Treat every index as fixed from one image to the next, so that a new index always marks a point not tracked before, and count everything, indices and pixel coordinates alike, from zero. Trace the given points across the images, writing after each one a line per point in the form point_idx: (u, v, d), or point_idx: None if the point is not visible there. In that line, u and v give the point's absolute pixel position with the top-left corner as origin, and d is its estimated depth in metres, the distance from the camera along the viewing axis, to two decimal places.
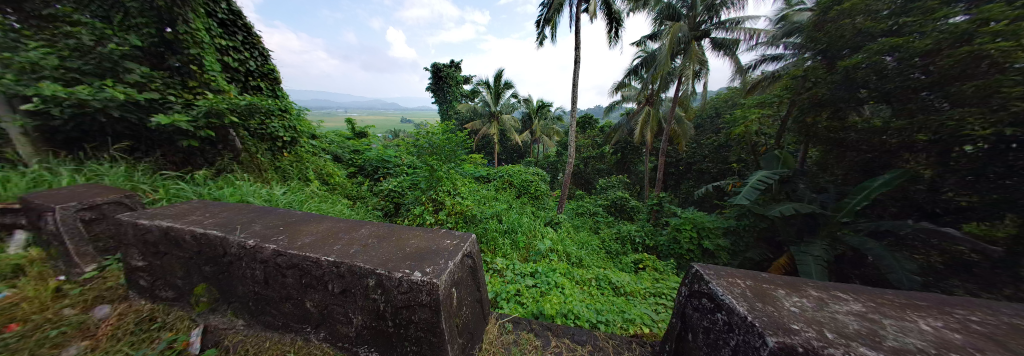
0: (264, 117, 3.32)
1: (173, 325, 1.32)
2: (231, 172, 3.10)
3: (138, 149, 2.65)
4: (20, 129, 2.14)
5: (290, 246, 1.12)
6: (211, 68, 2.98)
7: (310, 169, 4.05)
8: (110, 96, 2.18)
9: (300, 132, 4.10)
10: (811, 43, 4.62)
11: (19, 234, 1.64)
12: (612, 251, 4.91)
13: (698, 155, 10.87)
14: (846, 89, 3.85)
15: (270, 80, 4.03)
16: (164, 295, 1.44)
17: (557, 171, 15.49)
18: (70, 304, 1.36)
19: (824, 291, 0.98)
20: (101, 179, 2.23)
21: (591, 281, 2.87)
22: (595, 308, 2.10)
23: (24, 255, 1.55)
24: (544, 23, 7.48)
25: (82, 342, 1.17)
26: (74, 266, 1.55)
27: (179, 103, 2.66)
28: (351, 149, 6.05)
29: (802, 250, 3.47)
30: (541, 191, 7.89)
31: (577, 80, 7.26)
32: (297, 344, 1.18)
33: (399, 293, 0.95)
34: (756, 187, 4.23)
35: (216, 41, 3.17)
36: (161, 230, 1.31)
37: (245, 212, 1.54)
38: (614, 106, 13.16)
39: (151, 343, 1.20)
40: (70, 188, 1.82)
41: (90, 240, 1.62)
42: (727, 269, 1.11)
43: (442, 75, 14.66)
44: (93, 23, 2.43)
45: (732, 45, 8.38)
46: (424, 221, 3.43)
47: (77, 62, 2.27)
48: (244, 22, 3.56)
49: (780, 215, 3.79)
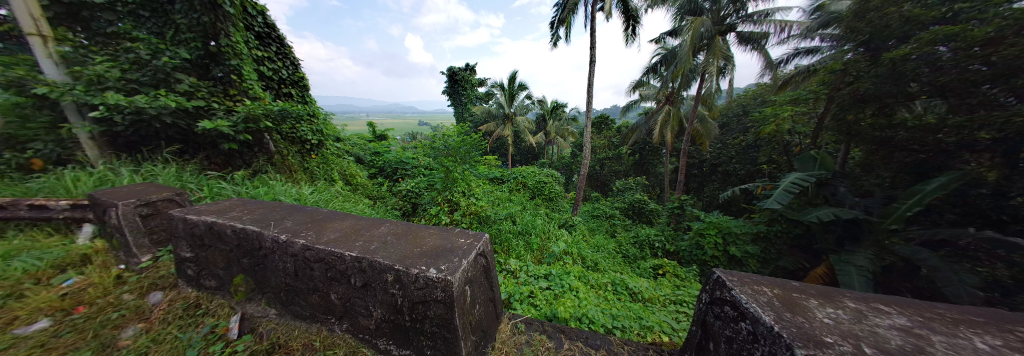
0: (295, 122, 3.56)
1: (216, 311, 1.46)
2: (266, 173, 3.36)
3: (186, 152, 2.95)
4: (88, 134, 2.50)
5: (318, 241, 1.20)
6: (248, 76, 3.21)
7: (335, 170, 4.32)
8: (164, 105, 2.44)
9: (326, 136, 4.35)
10: (850, 33, 4.02)
11: (87, 227, 1.90)
12: (630, 255, 4.77)
13: (723, 156, 10.27)
14: (892, 83, 3.34)
15: (300, 87, 4.35)
16: (208, 284, 1.57)
17: (573, 172, 15.34)
18: (129, 290, 1.56)
19: (863, 303, 0.90)
20: (156, 179, 2.49)
21: (606, 286, 2.80)
22: (610, 313, 2.05)
23: (90, 246, 1.79)
24: (559, 24, 7.45)
25: (138, 324, 1.35)
26: (134, 255, 1.74)
27: (221, 109, 2.91)
28: (372, 151, 6.37)
29: (843, 260, 3.10)
30: (555, 192, 7.84)
31: (592, 80, 7.12)
32: (322, 334, 1.26)
33: (416, 288, 0.98)
34: (790, 189, 3.81)
35: (253, 52, 3.44)
36: (207, 225, 1.45)
37: (278, 209, 1.66)
38: (632, 105, 12.72)
39: (197, 327, 1.35)
40: (129, 187, 2.04)
41: (146, 233, 1.82)
42: (753, 275, 1.06)
43: (458, 78, 14.96)
44: (150, 39, 2.73)
45: (760, 39, 7.89)
46: (439, 221, 3.55)
47: (136, 74, 2.60)
48: (277, 34, 3.84)
49: (815, 221, 3.42)
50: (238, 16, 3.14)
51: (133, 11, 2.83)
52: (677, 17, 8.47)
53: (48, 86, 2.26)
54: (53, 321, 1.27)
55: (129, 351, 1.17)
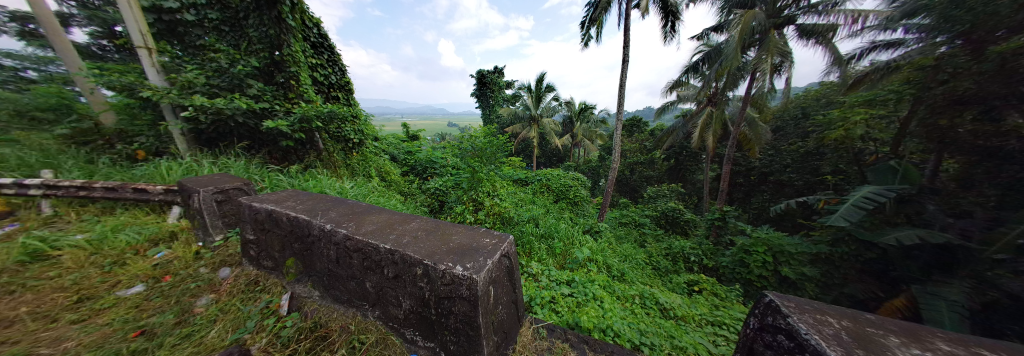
0: (340, 123, 3.90)
1: (271, 288, 1.65)
2: (315, 168, 3.73)
3: (252, 147, 3.41)
4: (180, 130, 3.02)
5: (357, 232, 1.30)
6: (304, 81, 3.57)
7: (372, 167, 4.66)
8: (237, 106, 2.85)
9: (365, 135, 4.70)
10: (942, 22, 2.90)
11: (175, 209, 2.28)
12: (661, 268, 4.46)
13: (776, 164, 9.12)
14: (999, 83, 2.44)
15: (346, 90, 4.81)
16: (265, 264, 1.77)
17: (601, 176, 14.83)
18: (205, 264, 1.86)
19: (963, 348, 0.73)
20: (228, 170, 2.90)
21: (633, 298, 2.65)
22: (638, 328, 1.93)
23: (177, 225, 2.17)
24: (590, 24, 7.29)
25: (209, 294, 1.60)
26: (210, 235, 2.05)
27: (281, 110, 3.30)
28: (405, 150, 6.76)
29: (930, 292, 2.49)
30: (581, 197, 7.64)
31: (624, 80, 6.81)
32: (356, 318, 1.36)
33: (442, 284, 1.02)
34: (860, 204, 3.23)
35: (310, 60, 3.85)
36: (267, 212, 1.65)
37: (325, 201, 1.83)
38: (668, 107, 11.92)
39: (256, 302, 1.55)
40: (207, 176, 2.37)
41: (220, 216, 2.11)
42: (815, 303, 0.93)
43: (486, 81, 15.23)
44: (229, 50, 3.20)
45: (826, 32, 6.93)
46: (464, 219, 3.64)
47: (217, 80, 3.06)
48: (328, 44, 4.28)
49: (891, 243, 2.87)
50: (298, 28, 3.53)
51: (216, 26, 3.39)
52: (724, 11, 7.78)
53: (151, 90, 2.76)
54: (147, 287, 1.61)
55: (201, 318, 1.39)
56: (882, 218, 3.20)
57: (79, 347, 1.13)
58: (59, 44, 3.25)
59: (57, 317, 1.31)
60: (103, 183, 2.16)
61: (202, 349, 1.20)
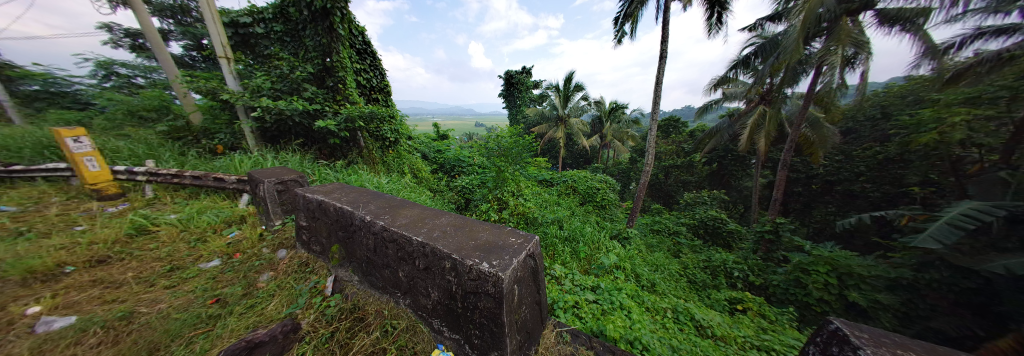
0: (379, 122, 4.20)
1: (319, 270, 1.84)
2: (356, 164, 4.07)
3: (306, 143, 3.83)
4: (251, 128, 3.49)
5: (393, 224, 1.39)
6: (350, 85, 3.91)
7: (405, 164, 4.93)
8: (294, 107, 3.23)
9: (400, 134, 4.99)
10: None
11: (245, 196, 2.64)
12: (698, 281, 4.10)
13: (847, 171, 7.85)
14: None
15: (384, 91, 5.15)
16: (313, 248, 1.97)
17: (631, 179, 14.06)
18: (267, 245, 2.13)
19: None
20: (286, 163, 3.29)
21: (665, 311, 2.49)
22: (669, 344, 1.80)
23: (247, 209, 2.51)
24: (624, 19, 6.96)
25: (269, 271, 1.83)
26: (271, 219, 2.34)
27: (330, 111, 3.64)
28: (435, 149, 7.05)
29: None
30: (609, 200, 7.33)
31: (661, 78, 6.38)
32: (389, 305, 1.46)
33: (469, 279, 1.05)
34: (955, 222, 2.66)
35: (355, 65, 4.20)
36: (318, 202, 1.83)
37: (365, 194, 1.98)
38: (712, 106, 10.92)
39: (306, 281, 1.74)
40: (271, 169, 2.70)
41: (278, 204, 2.39)
42: (893, 335, 0.79)
43: (514, 81, 15.32)
44: (290, 58, 3.64)
45: (916, 16, 5.80)
46: (489, 217, 3.69)
47: (278, 84, 3.48)
48: (371, 49, 4.64)
49: (998, 272, 2.33)
50: (346, 36, 3.87)
51: (280, 37, 3.88)
52: None
53: (229, 94, 3.24)
54: (223, 262, 1.90)
55: (263, 292, 1.60)
56: (988, 241, 2.61)
57: (169, 308, 1.38)
58: (162, 56, 3.94)
59: (154, 282, 1.61)
60: (191, 173, 2.57)
61: (263, 319, 1.38)
